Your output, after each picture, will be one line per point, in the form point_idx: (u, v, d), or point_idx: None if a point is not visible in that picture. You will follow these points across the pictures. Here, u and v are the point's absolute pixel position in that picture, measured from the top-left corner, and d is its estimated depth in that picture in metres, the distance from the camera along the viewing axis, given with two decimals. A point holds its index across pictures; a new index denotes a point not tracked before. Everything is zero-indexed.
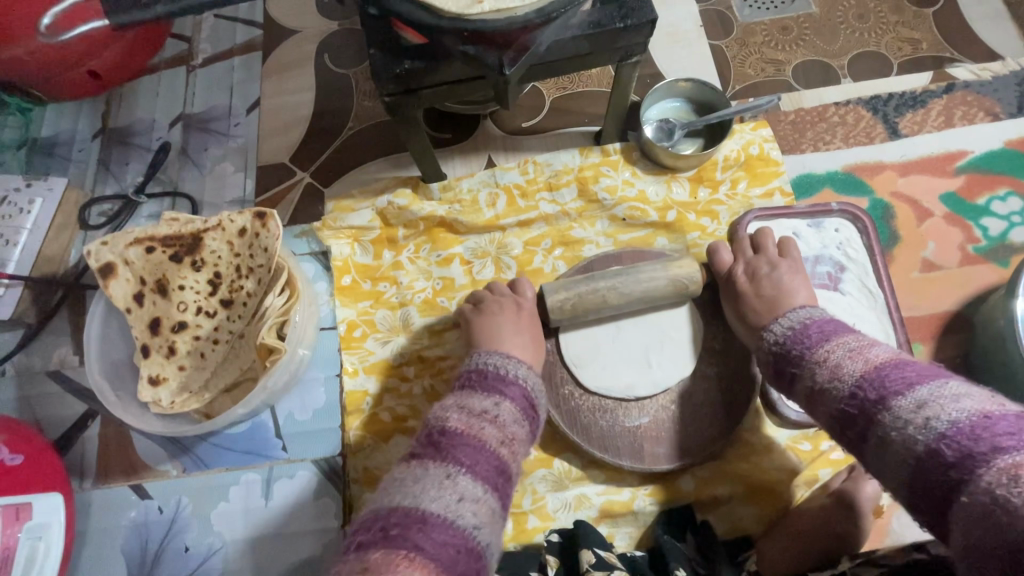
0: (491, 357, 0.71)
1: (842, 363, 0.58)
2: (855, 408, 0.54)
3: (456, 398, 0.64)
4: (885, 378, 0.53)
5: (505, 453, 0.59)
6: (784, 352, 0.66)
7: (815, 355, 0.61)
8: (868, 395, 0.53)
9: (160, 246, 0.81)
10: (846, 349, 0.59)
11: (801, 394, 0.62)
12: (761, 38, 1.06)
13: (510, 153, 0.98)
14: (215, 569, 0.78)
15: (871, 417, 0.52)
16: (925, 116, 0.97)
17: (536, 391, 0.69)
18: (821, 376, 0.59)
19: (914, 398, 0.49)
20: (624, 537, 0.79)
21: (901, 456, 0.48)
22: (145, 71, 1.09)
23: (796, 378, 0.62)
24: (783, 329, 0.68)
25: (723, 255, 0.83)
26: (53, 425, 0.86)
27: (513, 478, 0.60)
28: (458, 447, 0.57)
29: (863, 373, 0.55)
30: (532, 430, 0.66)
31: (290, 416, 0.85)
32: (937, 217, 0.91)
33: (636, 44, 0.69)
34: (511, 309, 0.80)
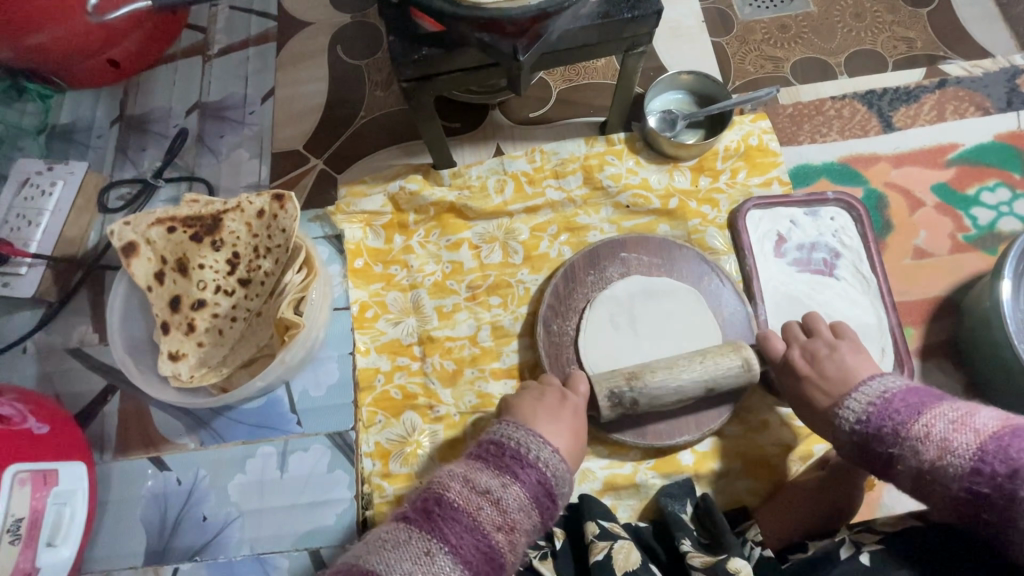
0: (516, 431, 0.67)
1: (948, 437, 0.58)
2: (985, 487, 0.55)
3: (466, 467, 0.63)
4: (1009, 450, 0.54)
5: (499, 540, 0.58)
6: (869, 432, 0.65)
7: (912, 432, 0.61)
8: (996, 470, 0.54)
9: (181, 227, 0.84)
10: (946, 421, 0.59)
11: (906, 477, 0.61)
12: (760, 35, 1.10)
13: (517, 142, 1.01)
14: (231, 538, 0.81)
15: (1011, 496, 0.53)
16: (918, 111, 1.01)
17: (556, 477, 0.65)
18: (926, 454, 0.59)
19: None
20: (627, 508, 0.82)
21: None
22: (163, 60, 1.12)
23: (895, 460, 0.62)
24: (859, 407, 0.66)
25: (775, 343, 0.79)
26: (74, 400, 0.89)
27: (506, 564, 0.59)
28: (448, 524, 0.57)
29: (980, 446, 0.56)
30: (544, 518, 0.63)
31: (304, 392, 0.88)
32: (928, 206, 0.95)
33: (642, 35, 0.73)
34: (554, 400, 0.74)
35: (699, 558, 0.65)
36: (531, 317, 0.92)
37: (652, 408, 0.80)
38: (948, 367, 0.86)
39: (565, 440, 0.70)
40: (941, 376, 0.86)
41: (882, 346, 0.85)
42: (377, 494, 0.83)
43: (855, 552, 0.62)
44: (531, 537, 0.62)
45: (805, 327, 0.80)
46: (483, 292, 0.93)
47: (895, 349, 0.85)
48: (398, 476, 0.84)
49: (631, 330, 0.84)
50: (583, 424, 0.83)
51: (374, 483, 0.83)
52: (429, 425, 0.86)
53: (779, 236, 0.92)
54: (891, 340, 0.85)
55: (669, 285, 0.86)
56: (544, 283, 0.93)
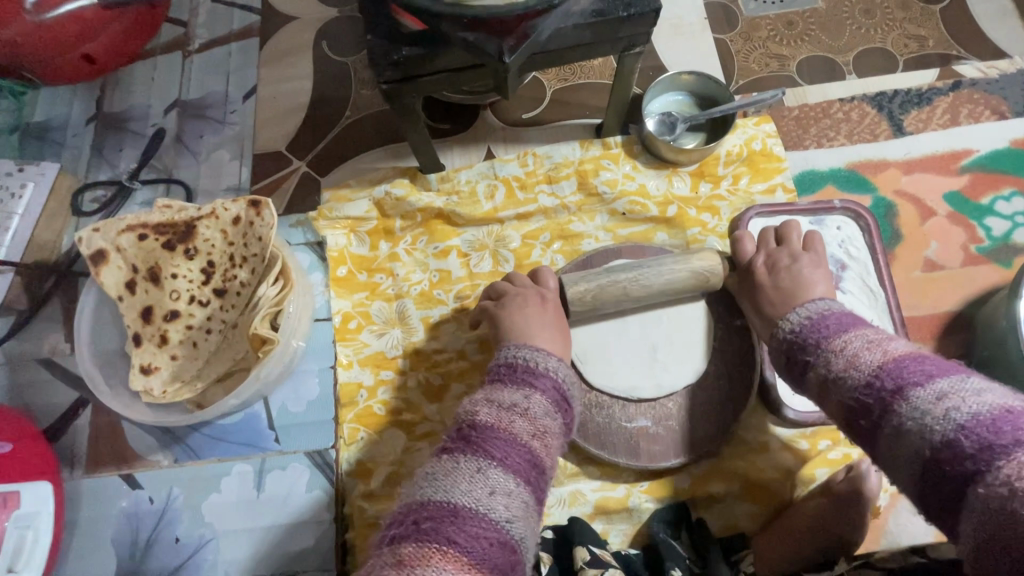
0: (518, 349, 0.67)
1: (858, 352, 0.56)
2: (869, 397, 0.53)
3: (486, 391, 0.62)
4: (904, 369, 0.51)
5: (537, 447, 0.57)
6: (797, 342, 0.64)
7: (831, 344, 0.59)
8: (884, 385, 0.52)
9: (153, 234, 0.80)
10: (863, 340, 0.57)
11: (812, 384, 0.60)
12: (766, 32, 1.05)
13: (510, 144, 0.97)
14: (206, 560, 0.77)
15: (886, 407, 0.51)
16: (930, 114, 0.96)
17: (568, 380, 0.65)
18: (835, 364, 0.57)
19: (934, 391, 0.49)
20: (619, 533, 0.78)
21: (914, 450, 0.48)
22: (141, 55, 1.07)
23: (808, 367, 0.61)
24: (800, 318, 0.65)
25: (746, 245, 0.80)
26: (43, 413, 0.85)
27: (548, 468, 0.58)
28: (487, 441, 0.55)
29: (881, 364, 0.53)
30: (567, 421, 0.63)
31: (283, 408, 0.84)
32: (940, 216, 0.90)
33: (639, 35, 0.68)
34: (535, 303, 0.75)
35: None
36: None
37: (638, 395, 0.78)
38: None
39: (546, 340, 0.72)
40: None
41: None
42: (358, 514, 0.80)
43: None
44: (560, 443, 0.62)
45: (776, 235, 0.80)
46: (472, 303, 0.89)
47: None
48: (380, 496, 0.80)
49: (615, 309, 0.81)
50: (574, 443, 0.79)
51: (356, 505, 0.81)
52: (413, 442, 0.83)
53: None
54: None
55: (650, 260, 0.84)
56: None
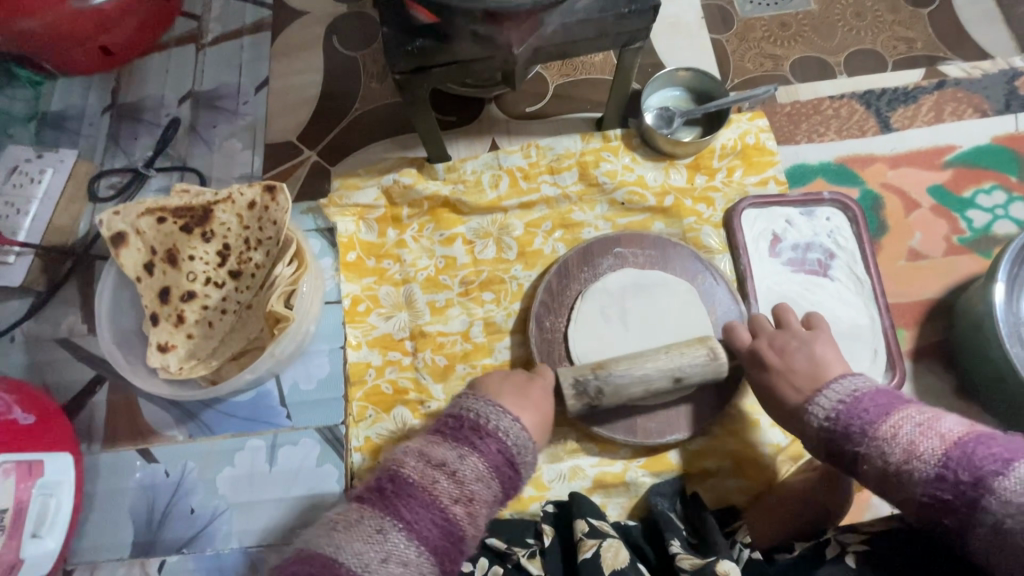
0: (475, 402, 0.65)
1: (914, 441, 0.57)
2: (947, 492, 0.54)
3: (423, 442, 0.62)
4: (973, 457, 0.53)
5: (457, 514, 0.58)
6: (837, 431, 0.63)
7: (879, 433, 0.59)
8: (960, 477, 0.53)
9: (171, 217, 0.83)
10: (914, 425, 0.58)
11: (868, 476, 0.60)
12: (760, 33, 1.09)
13: (514, 136, 1.00)
14: (219, 531, 0.81)
15: (973, 503, 0.53)
16: (916, 112, 1.00)
17: (517, 444, 0.63)
18: (892, 456, 0.57)
19: (1018, 478, 0.51)
20: (617, 506, 0.82)
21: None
22: (156, 47, 1.10)
23: (859, 460, 0.60)
24: (829, 404, 0.65)
25: (742, 333, 0.79)
26: (62, 390, 0.88)
27: (467, 537, 0.58)
28: (402, 501, 0.57)
29: (946, 452, 0.55)
30: (505, 488, 0.61)
31: (294, 385, 0.87)
32: (924, 208, 0.94)
33: (639, 31, 0.72)
34: (521, 378, 0.74)
35: (688, 560, 0.65)
36: (524, 313, 0.91)
37: (632, 400, 0.80)
38: (938, 369, 0.86)
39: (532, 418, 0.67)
40: (933, 377, 0.86)
41: (874, 348, 0.85)
42: None
43: (842, 553, 0.63)
44: (493, 510, 0.61)
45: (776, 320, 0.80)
46: (476, 287, 0.92)
47: (887, 350, 0.85)
48: None
49: (621, 324, 0.84)
50: (573, 421, 0.83)
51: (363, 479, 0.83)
52: (419, 420, 0.86)
53: (774, 236, 0.92)
54: (883, 341, 0.85)
55: (659, 277, 0.86)
56: (537, 280, 0.92)
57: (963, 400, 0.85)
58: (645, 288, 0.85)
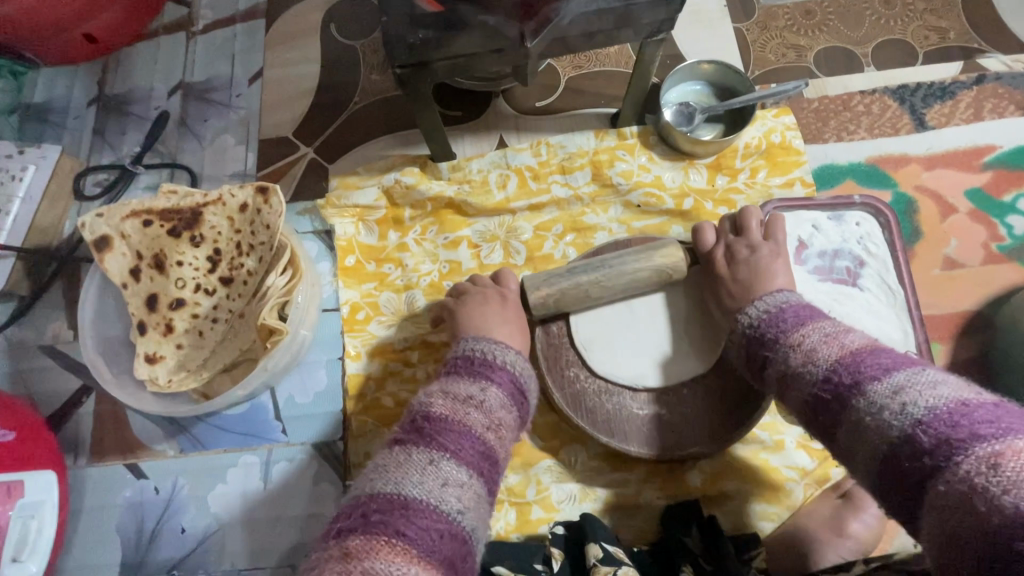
0: (478, 343, 0.68)
1: (816, 347, 0.57)
2: (828, 392, 0.54)
3: (441, 383, 0.62)
4: (861, 363, 0.52)
5: (491, 439, 0.58)
6: (756, 337, 0.65)
7: (789, 340, 0.60)
8: (842, 379, 0.53)
9: (158, 220, 0.78)
10: (820, 335, 0.58)
11: (772, 378, 0.61)
12: (783, 22, 1.02)
13: (523, 133, 0.94)
14: (211, 551, 0.77)
15: (845, 402, 0.52)
16: (953, 108, 0.94)
17: (523, 374, 0.66)
18: (794, 360, 0.58)
19: (891, 385, 0.49)
20: (630, 530, 0.77)
21: (869, 447, 0.48)
22: (144, 35, 1.04)
23: (768, 363, 0.62)
24: (758, 312, 0.66)
25: (707, 235, 0.81)
26: (47, 401, 0.84)
27: (501, 461, 0.58)
28: (443, 434, 0.55)
29: (839, 358, 0.54)
30: (520, 416, 0.64)
31: (290, 398, 0.83)
32: (961, 213, 0.88)
33: (663, 22, 0.66)
34: (496, 301, 0.77)
35: None
36: None
37: (644, 384, 0.77)
38: (975, 387, 0.81)
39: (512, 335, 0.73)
40: None
41: None
42: None
43: None
44: (513, 436, 0.62)
45: (735, 224, 0.81)
46: None
47: None
48: None
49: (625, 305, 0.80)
50: (585, 439, 0.78)
51: None
52: None
53: (800, 242, 0.86)
54: (917, 357, 0.80)
55: None
56: None
57: None
58: None
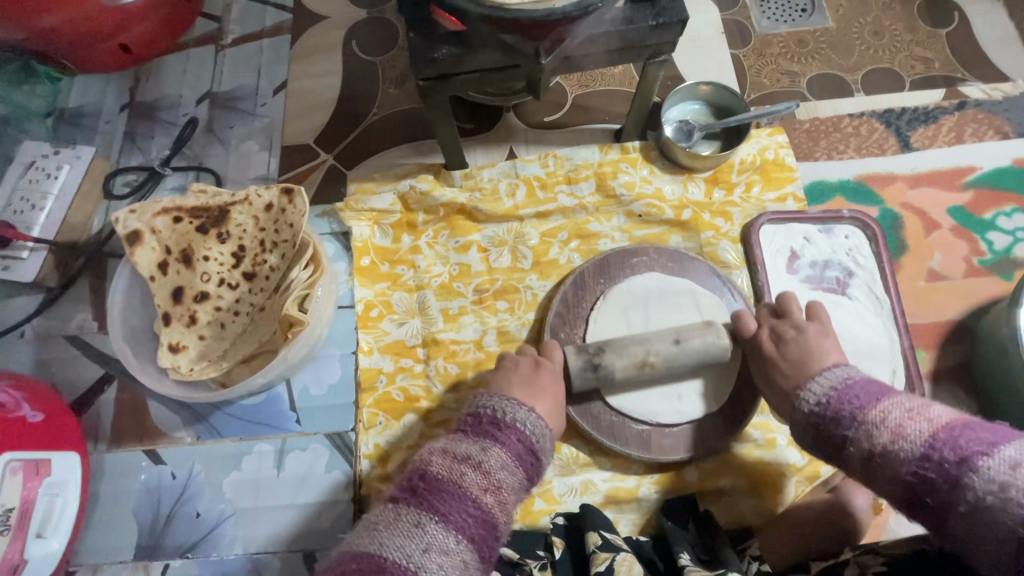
0: (491, 399, 0.67)
1: (903, 424, 0.56)
2: (931, 472, 0.52)
3: (447, 441, 0.64)
4: (959, 438, 0.52)
5: (487, 503, 0.58)
6: (827, 415, 0.63)
7: (867, 416, 0.59)
8: (944, 456, 0.52)
9: (187, 217, 0.83)
10: (902, 410, 0.58)
11: (854, 460, 0.59)
12: (777, 49, 1.09)
13: (532, 145, 1.00)
14: (224, 536, 0.79)
15: (955, 482, 0.51)
16: (936, 131, 1.00)
17: (536, 432, 0.65)
18: (878, 439, 0.57)
19: (1003, 459, 0.49)
20: (628, 523, 0.80)
21: (998, 535, 0.48)
22: (175, 47, 1.11)
23: (848, 442, 0.60)
24: (820, 392, 0.65)
25: (748, 323, 0.79)
26: (69, 388, 0.87)
27: (498, 523, 0.59)
28: (435, 496, 0.57)
29: (932, 434, 0.54)
30: (528, 477, 0.63)
31: (305, 390, 0.86)
32: (944, 229, 0.93)
33: (666, 43, 0.71)
34: (529, 365, 0.74)
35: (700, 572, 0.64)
36: (539, 324, 0.90)
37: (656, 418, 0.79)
38: (958, 393, 0.85)
39: (546, 405, 0.70)
40: (952, 401, 0.85)
41: (892, 368, 0.84)
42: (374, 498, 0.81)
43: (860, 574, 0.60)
44: (517, 497, 0.62)
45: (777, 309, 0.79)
46: (490, 296, 0.92)
47: (905, 371, 0.84)
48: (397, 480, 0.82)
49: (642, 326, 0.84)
50: (586, 434, 0.82)
51: (373, 486, 0.81)
52: (430, 429, 0.84)
53: (792, 253, 0.91)
54: (902, 362, 0.84)
55: (684, 287, 0.86)
56: (552, 290, 0.91)
57: None
58: (665, 292, 0.86)
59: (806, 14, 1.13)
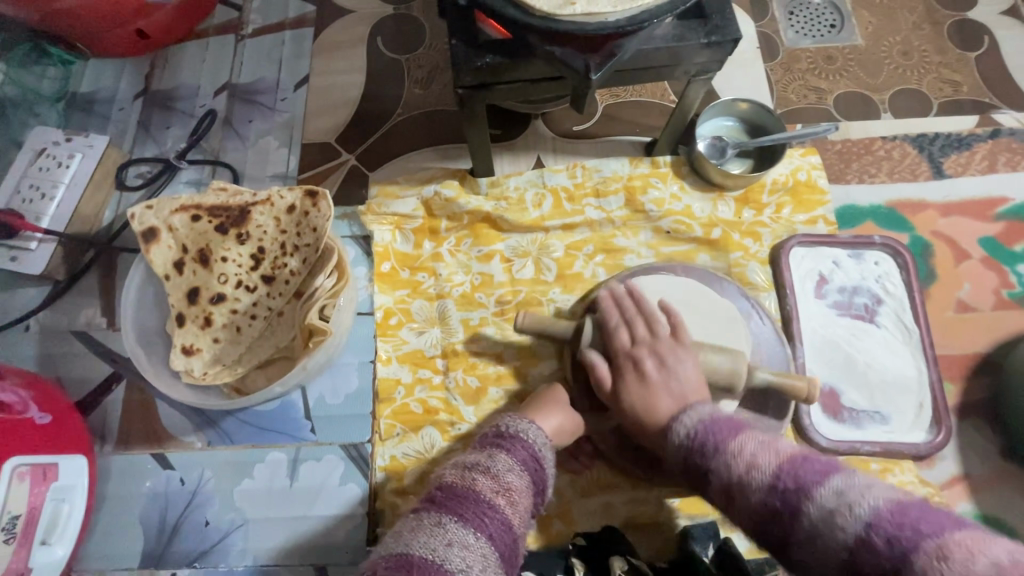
0: (500, 418, 0.71)
1: (756, 454, 0.56)
2: (776, 500, 0.53)
3: (462, 456, 0.66)
4: (802, 468, 0.53)
5: (502, 505, 0.60)
6: (693, 446, 0.61)
7: (727, 447, 0.58)
8: (785, 485, 0.53)
9: (206, 216, 0.80)
10: (756, 442, 0.57)
11: (716, 489, 0.58)
12: (805, 65, 1.08)
13: (560, 155, 0.98)
14: (233, 547, 0.77)
15: (795, 511, 0.51)
16: (969, 159, 0.99)
17: (542, 444, 0.68)
18: (736, 471, 0.56)
19: (832, 488, 0.50)
20: (647, 548, 0.79)
21: (828, 548, 0.49)
22: (193, 35, 1.07)
23: (708, 473, 0.59)
24: (691, 422, 0.62)
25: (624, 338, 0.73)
26: (75, 385, 0.85)
27: (516, 526, 0.60)
28: (453, 500, 0.59)
29: (779, 464, 0.54)
30: (537, 483, 0.65)
31: (320, 398, 0.84)
32: (974, 259, 0.92)
33: (714, 62, 0.68)
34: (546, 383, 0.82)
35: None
36: (561, 339, 0.88)
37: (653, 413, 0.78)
38: (984, 427, 0.84)
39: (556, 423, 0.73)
40: (979, 437, 0.84)
41: (919, 401, 0.83)
42: (390, 511, 0.79)
43: None
44: (531, 502, 0.63)
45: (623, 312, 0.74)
46: (513, 308, 0.89)
47: (932, 404, 0.83)
48: (413, 493, 0.79)
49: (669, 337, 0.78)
50: (607, 455, 0.81)
51: (388, 500, 0.79)
52: (448, 442, 0.82)
53: (820, 277, 0.90)
54: (928, 394, 0.83)
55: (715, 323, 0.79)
56: (577, 305, 0.89)
57: (1009, 461, 0.82)
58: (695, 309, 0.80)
59: (835, 29, 1.11)
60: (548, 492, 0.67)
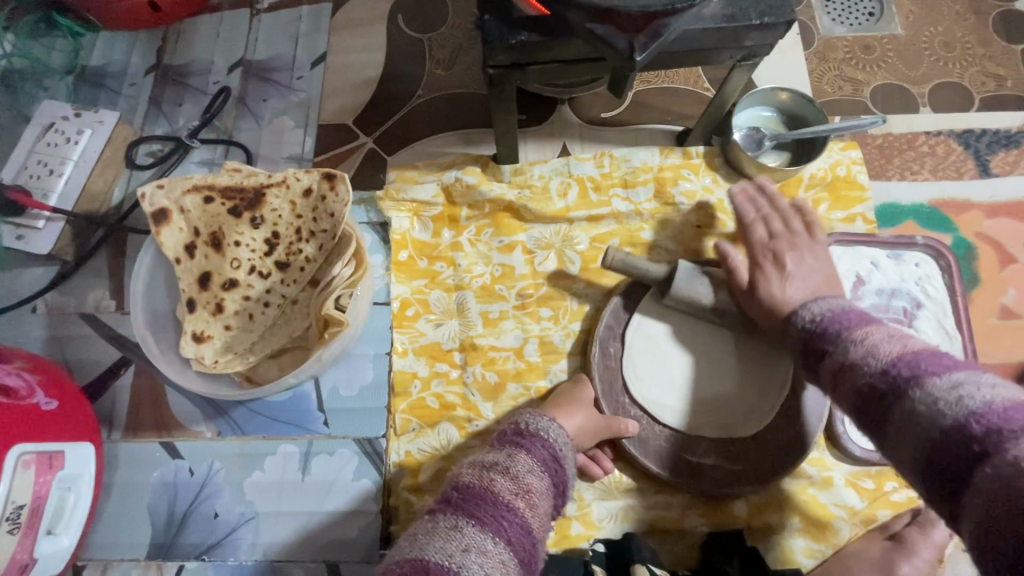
0: (518, 416, 0.68)
1: (879, 343, 0.54)
2: (884, 382, 0.51)
3: (479, 454, 0.63)
4: (922, 360, 0.50)
5: (522, 508, 0.56)
6: (817, 329, 0.62)
7: (853, 334, 0.57)
8: (900, 372, 0.50)
9: (219, 197, 0.77)
10: (886, 333, 0.55)
11: (827, 371, 0.58)
12: (841, 55, 1.02)
13: (586, 143, 0.94)
14: (242, 540, 0.75)
15: (901, 394, 0.49)
16: (1018, 157, 0.93)
17: (562, 444, 0.65)
18: (855, 354, 0.55)
19: (948, 380, 0.47)
20: (669, 555, 0.76)
21: (925, 426, 0.46)
22: (206, 8, 1.03)
23: (825, 355, 0.59)
24: (819, 309, 0.64)
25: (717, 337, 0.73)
26: (83, 369, 0.82)
27: (536, 531, 0.56)
28: (470, 500, 0.56)
29: (899, 355, 0.51)
30: (557, 486, 0.62)
31: (334, 390, 0.82)
32: (1020, 263, 0.88)
33: (762, 45, 0.64)
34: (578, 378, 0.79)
35: None
36: (584, 336, 0.85)
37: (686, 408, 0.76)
38: None
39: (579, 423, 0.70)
40: None
41: None
42: (405, 508, 0.76)
43: None
44: (551, 505, 0.60)
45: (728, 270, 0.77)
46: (534, 302, 0.86)
47: None
48: (429, 491, 0.77)
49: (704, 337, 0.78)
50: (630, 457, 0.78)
51: (403, 497, 0.77)
52: (466, 439, 0.79)
53: (857, 278, 0.85)
54: None
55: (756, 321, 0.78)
56: (600, 300, 0.86)
57: None
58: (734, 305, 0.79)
59: (874, 17, 1.06)
60: (569, 494, 0.64)
